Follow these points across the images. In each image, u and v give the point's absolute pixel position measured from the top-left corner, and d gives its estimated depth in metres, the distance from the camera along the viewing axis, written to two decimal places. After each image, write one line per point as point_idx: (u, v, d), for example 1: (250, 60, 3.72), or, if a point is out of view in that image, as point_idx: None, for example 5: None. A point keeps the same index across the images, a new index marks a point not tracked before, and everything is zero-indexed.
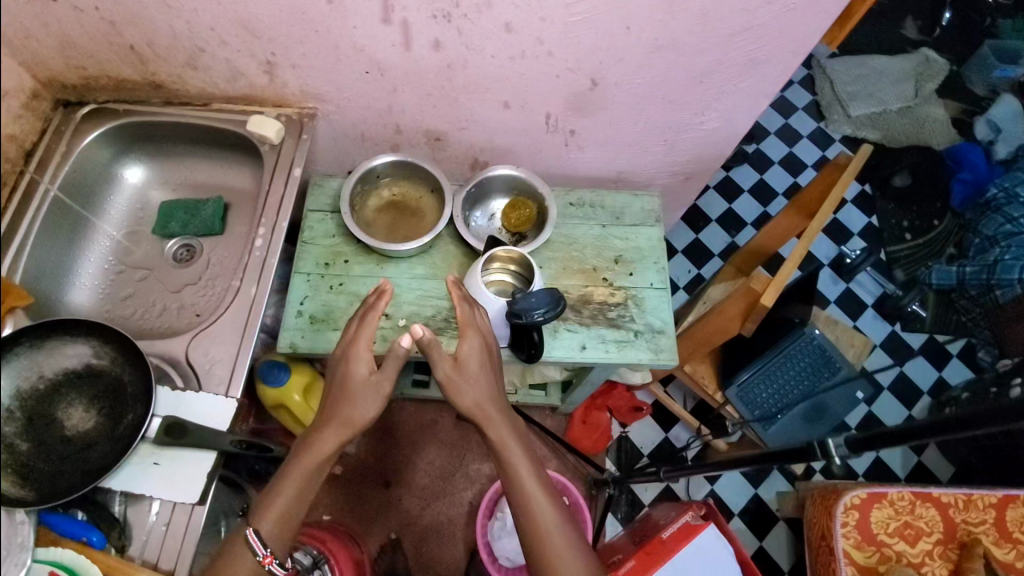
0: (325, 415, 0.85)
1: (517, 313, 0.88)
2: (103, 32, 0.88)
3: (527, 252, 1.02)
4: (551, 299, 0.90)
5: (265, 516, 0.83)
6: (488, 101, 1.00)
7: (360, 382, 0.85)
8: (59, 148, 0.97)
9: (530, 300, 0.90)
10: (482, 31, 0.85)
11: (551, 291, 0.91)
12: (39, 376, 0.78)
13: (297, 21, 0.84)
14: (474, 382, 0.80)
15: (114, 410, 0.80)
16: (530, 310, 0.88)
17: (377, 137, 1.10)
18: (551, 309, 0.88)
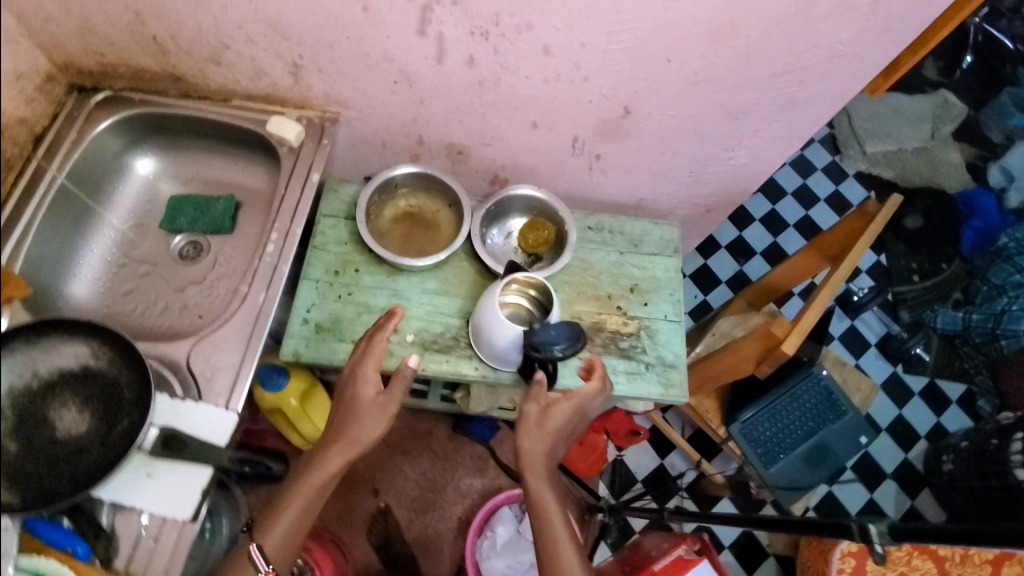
0: (330, 433, 0.85)
1: (535, 347, 0.87)
2: (127, 21, 0.85)
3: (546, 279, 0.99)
4: (572, 333, 0.88)
5: (272, 533, 0.80)
6: (515, 119, 0.97)
7: (370, 404, 0.85)
8: (70, 135, 0.94)
9: (549, 333, 0.88)
10: (519, 51, 0.82)
11: (571, 323, 0.89)
12: (33, 375, 0.74)
13: (329, 26, 0.81)
14: (548, 434, 0.83)
15: (110, 414, 0.76)
16: (548, 344, 0.87)
17: (397, 146, 1.07)
18: (572, 343, 0.87)
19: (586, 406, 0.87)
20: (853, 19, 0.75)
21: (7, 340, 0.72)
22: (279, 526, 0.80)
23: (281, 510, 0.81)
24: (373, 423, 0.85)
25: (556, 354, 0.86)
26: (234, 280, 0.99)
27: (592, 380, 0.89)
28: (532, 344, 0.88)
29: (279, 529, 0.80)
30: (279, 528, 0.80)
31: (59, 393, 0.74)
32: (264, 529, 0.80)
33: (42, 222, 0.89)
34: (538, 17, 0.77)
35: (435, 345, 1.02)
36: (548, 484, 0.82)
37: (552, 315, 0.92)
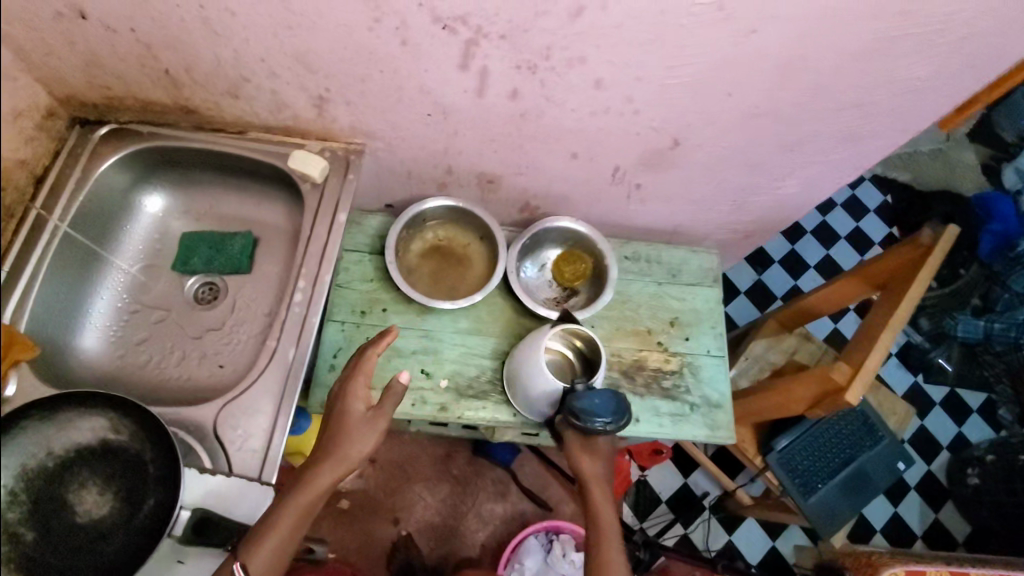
0: (318, 452, 0.74)
1: (579, 416, 0.81)
2: (138, 53, 0.78)
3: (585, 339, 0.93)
4: (617, 407, 0.83)
5: (259, 558, 0.67)
6: (556, 151, 0.90)
7: (362, 418, 0.75)
8: (73, 176, 0.87)
9: (596, 404, 0.82)
10: (569, 85, 0.76)
11: (617, 395, 0.84)
12: (48, 452, 0.64)
13: (361, 60, 0.74)
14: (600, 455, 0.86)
15: (133, 492, 0.70)
16: (593, 415, 0.81)
17: (423, 176, 1.00)
18: (618, 419, 0.82)
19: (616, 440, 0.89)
20: (932, 55, 0.70)
21: (18, 418, 0.65)
22: (266, 548, 0.67)
23: (263, 536, 0.68)
24: (368, 437, 0.74)
25: (600, 429, 0.81)
26: (260, 325, 0.92)
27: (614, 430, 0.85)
28: (575, 412, 0.82)
29: (263, 556, 0.67)
30: (264, 554, 0.67)
31: (75, 474, 0.65)
32: (248, 554, 0.67)
33: (46, 275, 0.82)
34: (593, 51, 0.70)
35: (471, 390, 0.96)
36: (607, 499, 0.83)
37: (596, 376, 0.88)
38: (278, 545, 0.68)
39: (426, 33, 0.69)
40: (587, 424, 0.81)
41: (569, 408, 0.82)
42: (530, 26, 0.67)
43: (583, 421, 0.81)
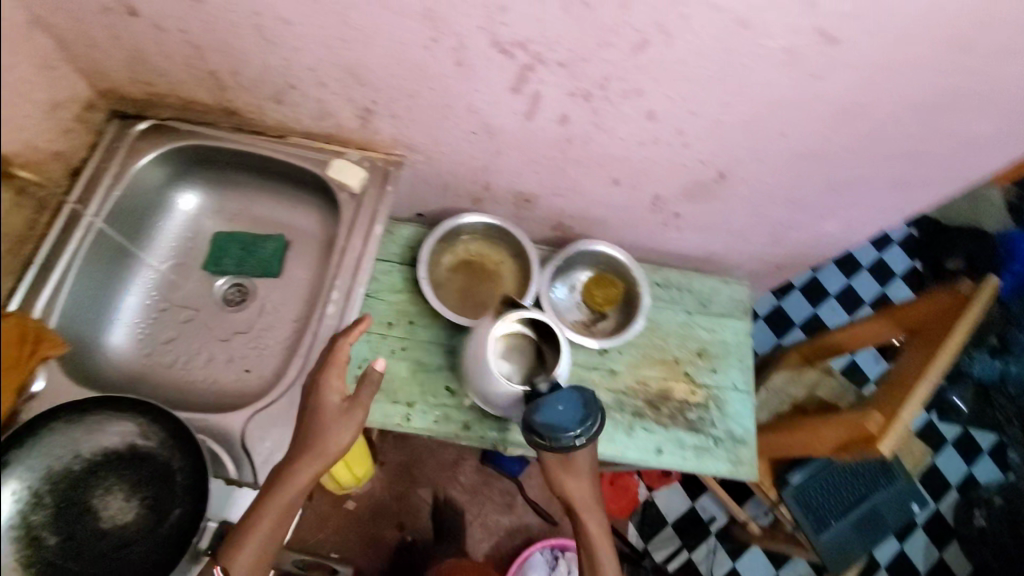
0: (293, 446, 0.72)
1: (548, 436, 0.76)
2: (184, 54, 0.77)
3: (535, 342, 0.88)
4: (583, 411, 0.77)
5: (245, 557, 0.68)
6: (597, 176, 0.89)
7: (338, 414, 0.73)
8: (110, 170, 0.86)
9: (561, 415, 0.76)
10: (621, 115, 0.75)
11: (576, 395, 0.78)
12: (75, 457, 0.69)
13: (413, 76, 0.73)
14: (579, 471, 0.84)
15: (160, 501, 0.70)
16: (561, 430, 0.76)
17: (459, 190, 0.98)
18: (590, 425, 0.77)
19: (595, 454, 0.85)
20: (997, 111, 0.68)
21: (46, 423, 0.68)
22: (248, 552, 0.68)
23: (246, 534, 0.68)
24: (347, 432, 0.73)
25: (577, 444, 0.76)
26: (288, 332, 0.92)
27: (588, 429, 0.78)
28: (543, 433, 0.76)
29: (248, 554, 0.68)
30: (248, 553, 0.68)
31: (101, 479, 0.69)
32: (232, 553, 0.67)
33: (77, 272, 0.82)
34: (651, 83, 0.69)
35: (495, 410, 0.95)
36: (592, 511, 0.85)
37: (559, 365, 0.84)
38: (260, 541, 0.69)
39: (483, 55, 0.68)
40: (561, 442, 0.75)
41: (533, 431, 0.76)
42: (590, 56, 0.66)
43: (557, 441, 0.76)
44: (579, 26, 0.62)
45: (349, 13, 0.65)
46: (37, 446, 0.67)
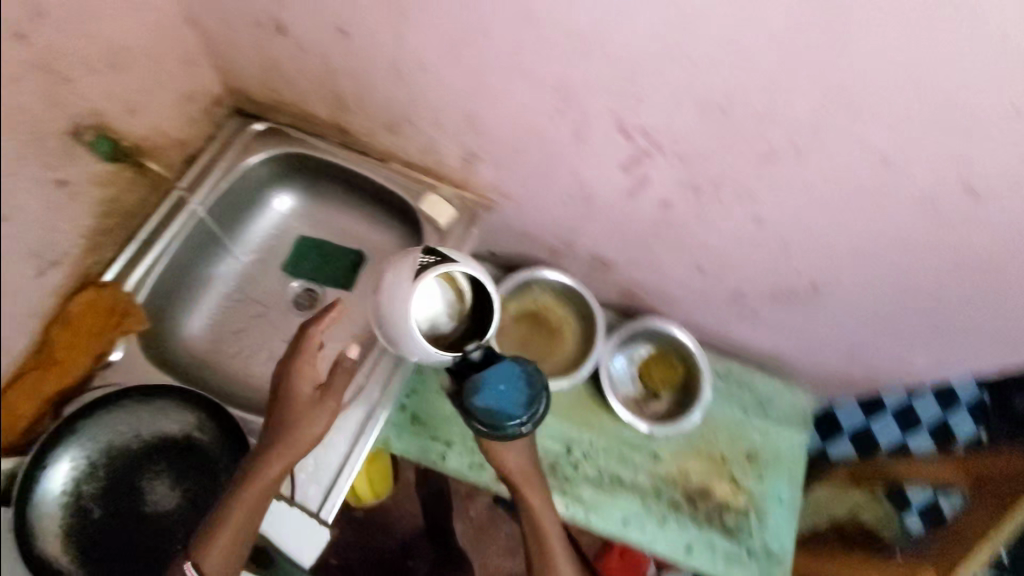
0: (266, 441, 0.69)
1: (490, 423, 0.74)
2: (315, 72, 0.80)
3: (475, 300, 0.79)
4: (528, 394, 0.75)
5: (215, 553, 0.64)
6: (684, 260, 0.87)
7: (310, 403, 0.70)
8: (221, 163, 0.90)
9: (507, 402, 0.74)
10: (727, 212, 0.73)
11: (520, 377, 0.75)
12: (135, 436, 0.72)
13: (528, 136, 0.74)
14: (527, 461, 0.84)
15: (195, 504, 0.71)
16: (507, 417, 0.74)
17: (540, 242, 0.98)
18: (535, 410, 0.75)
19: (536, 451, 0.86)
20: None
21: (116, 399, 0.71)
22: (218, 544, 0.64)
23: (217, 525, 0.65)
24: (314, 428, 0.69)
25: (523, 431, 0.75)
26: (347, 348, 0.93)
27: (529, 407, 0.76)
28: (492, 422, 0.74)
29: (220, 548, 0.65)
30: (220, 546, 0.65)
31: (154, 462, 0.72)
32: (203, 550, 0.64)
33: (173, 253, 0.86)
34: (767, 190, 0.67)
35: None
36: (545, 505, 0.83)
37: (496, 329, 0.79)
38: (234, 531, 0.66)
39: (604, 133, 0.67)
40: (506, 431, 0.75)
41: (478, 419, 0.74)
42: (714, 156, 0.64)
43: (501, 428, 0.75)
44: (711, 128, 0.61)
45: (484, 70, 0.66)
46: (104, 419, 0.70)
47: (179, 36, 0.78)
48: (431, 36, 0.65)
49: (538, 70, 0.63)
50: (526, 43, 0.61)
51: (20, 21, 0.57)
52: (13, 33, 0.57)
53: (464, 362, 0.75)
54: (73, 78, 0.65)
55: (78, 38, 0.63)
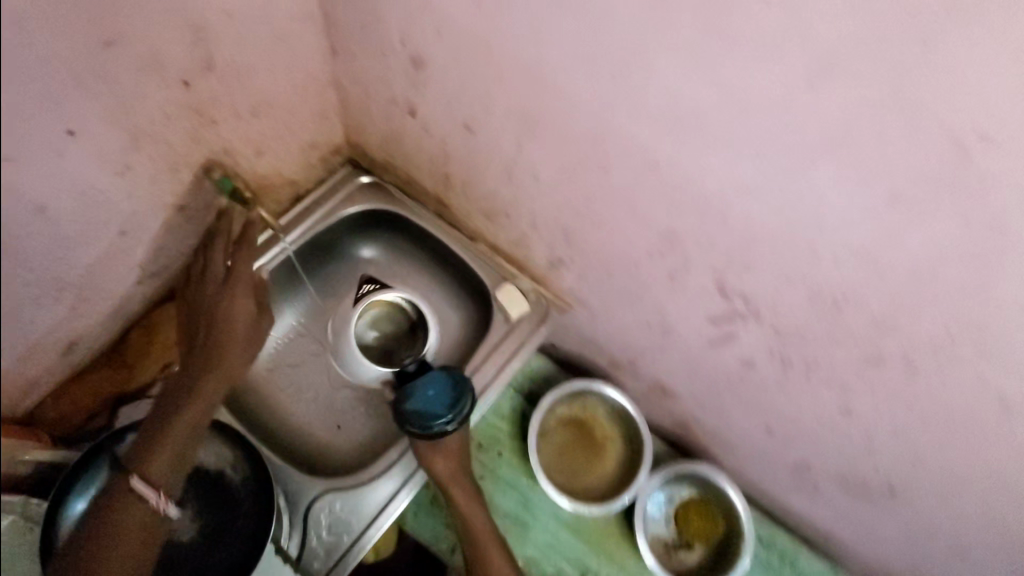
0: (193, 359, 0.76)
1: (419, 424, 0.74)
2: (433, 151, 0.83)
3: (399, 318, 0.95)
4: (453, 394, 0.76)
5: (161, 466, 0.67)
6: (751, 418, 0.82)
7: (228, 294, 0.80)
8: (323, 208, 0.95)
9: (430, 400, 0.75)
10: (813, 391, 0.68)
11: (444, 377, 0.77)
12: None
13: (621, 263, 0.73)
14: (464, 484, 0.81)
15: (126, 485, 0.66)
16: (430, 416, 0.74)
17: (605, 353, 0.95)
18: (461, 407, 0.76)
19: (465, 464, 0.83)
20: None
21: None
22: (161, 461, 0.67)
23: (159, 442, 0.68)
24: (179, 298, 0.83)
25: (451, 430, 0.75)
26: (389, 411, 0.92)
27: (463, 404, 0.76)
28: (417, 423, 0.74)
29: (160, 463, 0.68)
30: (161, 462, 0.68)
31: (183, 489, 0.73)
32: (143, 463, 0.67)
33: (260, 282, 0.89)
34: (863, 384, 0.62)
35: None
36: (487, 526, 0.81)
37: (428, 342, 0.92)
38: (153, 473, 0.66)
39: (701, 287, 0.65)
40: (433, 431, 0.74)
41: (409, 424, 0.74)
42: (813, 340, 0.61)
43: (428, 429, 0.75)
44: (819, 316, 0.57)
45: (593, 199, 0.66)
46: None
47: (321, 95, 0.84)
48: (551, 158, 0.66)
49: (649, 215, 0.61)
50: (643, 189, 0.59)
51: (191, 72, 0.63)
52: (183, 82, 0.63)
53: (404, 373, 0.84)
54: (220, 121, 0.71)
55: (235, 89, 0.69)
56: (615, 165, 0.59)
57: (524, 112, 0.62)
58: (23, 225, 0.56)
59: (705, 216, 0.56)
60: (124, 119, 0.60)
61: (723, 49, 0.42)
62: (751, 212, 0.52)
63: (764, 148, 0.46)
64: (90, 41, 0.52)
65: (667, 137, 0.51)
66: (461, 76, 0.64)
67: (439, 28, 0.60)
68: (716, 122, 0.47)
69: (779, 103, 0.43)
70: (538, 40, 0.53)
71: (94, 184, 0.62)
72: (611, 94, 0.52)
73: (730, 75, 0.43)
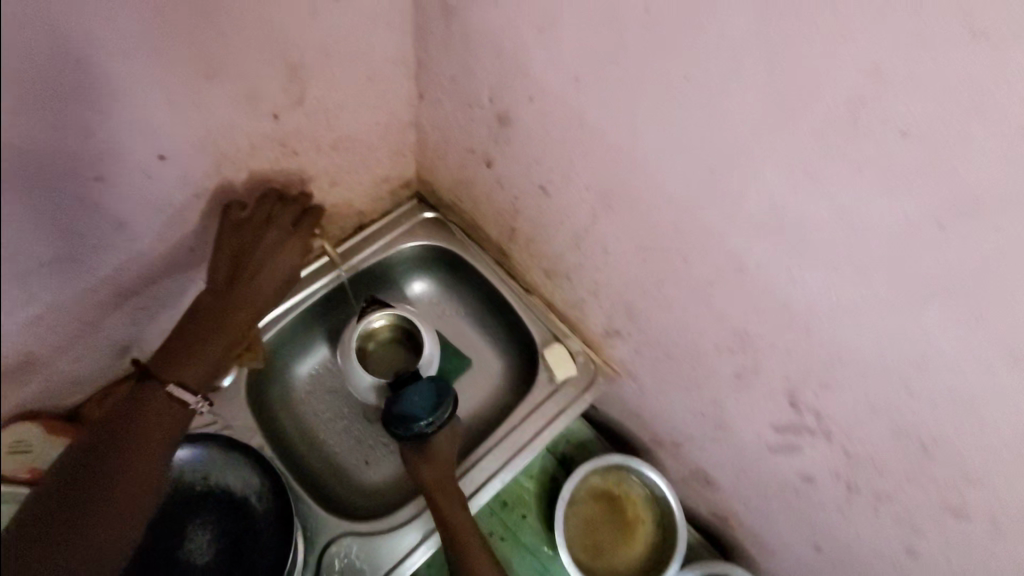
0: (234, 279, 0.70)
1: (403, 428, 0.75)
2: (502, 203, 0.82)
3: (405, 334, 0.88)
4: (434, 398, 0.77)
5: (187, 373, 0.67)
6: (800, 535, 0.75)
7: (276, 241, 0.71)
8: (384, 240, 0.95)
9: (412, 404, 0.75)
10: (878, 527, 0.61)
11: (425, 382, 0.78)
12: (203, 479, 0.74)
13: (684, 349, 0.69)
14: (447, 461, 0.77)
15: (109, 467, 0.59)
16: (413, 419, 0.75)
17: (648, 429, 0.91)
18: (443, 408, 0.76)
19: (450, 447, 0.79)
20: None
21: (204, 440, 0.74)
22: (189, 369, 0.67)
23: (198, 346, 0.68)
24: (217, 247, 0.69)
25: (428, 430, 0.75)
26: None
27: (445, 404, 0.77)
28: (400, 427, 0.75)
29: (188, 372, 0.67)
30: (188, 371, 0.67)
31: (204, 512, 0.73)
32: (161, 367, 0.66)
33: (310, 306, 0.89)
34: (941, 535, 0.56)
35: None
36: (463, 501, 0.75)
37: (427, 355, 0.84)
38: (148, 434, 0.62)
39: (768, 394, 0.61)
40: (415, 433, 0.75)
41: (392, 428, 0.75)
42: (888, 476, 0.55)
43: (409, 432, 0.75)
44: (899, 455, 0.52)
45: (664, 283, 0.63)
46: (187, 452, 0.73)
47: (401, 134, 0.85)
48: (626, 236, 0.63)
49: (725, 311, 0.57)
50: (723, 286, 0.55)
51: (281, 106, 0.64)
52: (273, 115, 0.64)
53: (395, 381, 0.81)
54: (301, 152, 0.72)
55: (321, 124, 0.71)
56: (697, 258, 0.56)
57: (607, 189, 0.61)
58: (102, 236, 0.59)
59: (789, 328, 0.52)
60: (211, 145, 0.62)
61: (843, 169, 0.38)
62: (841, 338, 0.48)
63: (871, 277, 0.42)
64: (192, 75, 0.54)
65: (762, 241, 0.48)
66: (546, 139, 0.63)
67: (532, 93, 0.60)
68: (821, 239, 0.43)
69: (902, 233, 0.38)
70: (633, 125, 0.51)
71: (174, 201, 0.63)
72: (704, 188, 0.49)
73: (842, 196, 0.40)
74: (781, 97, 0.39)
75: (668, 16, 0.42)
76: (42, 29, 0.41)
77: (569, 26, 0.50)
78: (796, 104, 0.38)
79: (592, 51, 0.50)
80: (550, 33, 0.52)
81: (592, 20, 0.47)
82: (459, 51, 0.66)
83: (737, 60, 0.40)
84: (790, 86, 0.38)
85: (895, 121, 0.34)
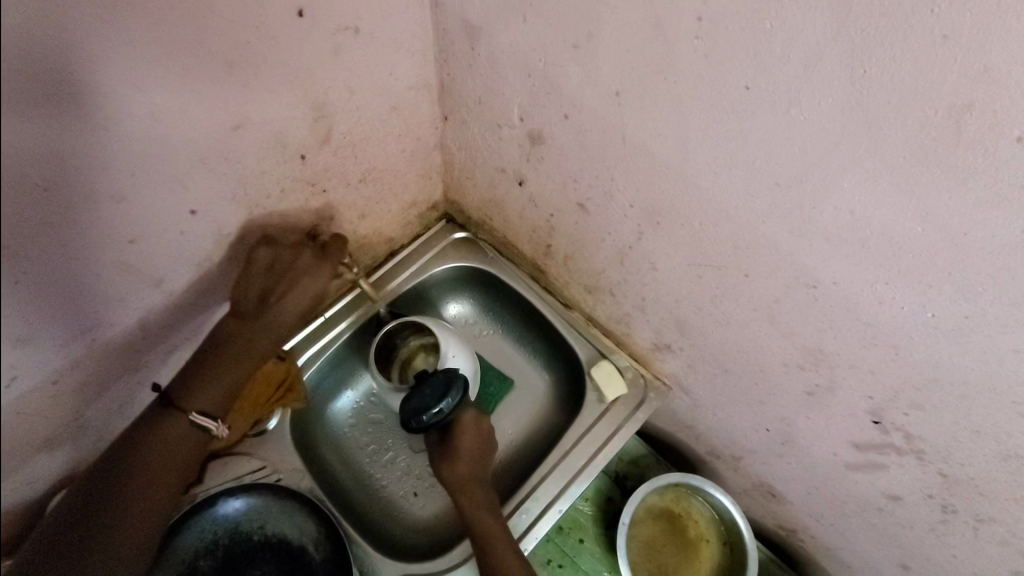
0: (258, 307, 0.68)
1: (415, 420, 0.69)
2: (536, 221, 0.79)
3: (430, 340, 0.83)
4: (439, 383, 0.71)
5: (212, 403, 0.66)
6: (883, 553, 0.70)
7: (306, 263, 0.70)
8: (415, 265, 0.92)
9: (419, 394, 0.71)
10: (977, 548, 0.56)
11: (435, 374, 0.73)
12: (259, 527, 0.75)
13: (745, 366, 0.64)
14: (471, 456, 0.73)
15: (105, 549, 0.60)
16: (422, 408, 0.69)
17: (705, 444, 0.86)
18: (452, 393, 0.71)
19: (483, 442, 0.75)
20: None
21: (257, 487, 0.75)
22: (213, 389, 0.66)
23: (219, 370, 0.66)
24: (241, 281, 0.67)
25: (435, 412, 0.69)
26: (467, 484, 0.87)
27: (450, 383, 0.71)
28: (411, 420, 0.69)
29: (210, 400, 0.67)
30: (211, 398, 0.67)
31: (261, 561, 0.74)
32: (188, 395, 0.65)
33: (346, 340, 0.87)
34: None
35: None
36: (489, 509, 0.70)
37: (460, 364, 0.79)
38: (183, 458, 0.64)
39: (847, 413, 0.56)
40: (428, 423, 0.69)
41: (405, 423, 0.69)
42: (993, 498, 0.50)
43: (422, 423, 0.69)
44: (1007, 477, 0.47)
45: (721, 301, 0.59)
46: (243, 500, 0.75)
47: (427, 158, 0.82)
48: (676, 252, 0.59)
49: (794, 328, 0.53)
50: (792, 302, 0.51)
51: (309, 146, 0.63)
52: (301, 156, 0.63)
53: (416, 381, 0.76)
54: (330, 190, 0.70)
55: (348, 160, 0.69)
56: (762, 274, 0.51)
57: (652, 205, 0.57)
58: (140, 299, 0.58)
59: (874, 346, 0.47)
60: (242, 195, 0.60)
61: (946, 181, 0.34)
62: (938, 356, 0.43)
63: (976, 295, 0.38)
64: (220, 128, 0.52)
65: (838, 256, 0.44)
66: (583, 156, 0.60)
67: (567, 111, 0.57)
68: (914, 254, 0.39)
69: (1013, 252, 0.34)
70: (686, 139, 0.47)
71: (206, 254, 0.62)
72: (769, 203, 0.45)
73: (938, 209, 0.35)
74: (867, 106, 0.35)
75: (725, 25, 0.38)
76: (64, 106, 0.40)
77: (608, 41, 0.47)
78: (884, 114, 0.34)
79: (636, 65, 0.46)
80: (586, 49, 0.49)
81: (636, 34, 0.44)
82: (484, 73, 0.63)
83: (809, 67, 0.36)
84: (878, 94, 0.34)
85: (1009, 127, 0.30)
